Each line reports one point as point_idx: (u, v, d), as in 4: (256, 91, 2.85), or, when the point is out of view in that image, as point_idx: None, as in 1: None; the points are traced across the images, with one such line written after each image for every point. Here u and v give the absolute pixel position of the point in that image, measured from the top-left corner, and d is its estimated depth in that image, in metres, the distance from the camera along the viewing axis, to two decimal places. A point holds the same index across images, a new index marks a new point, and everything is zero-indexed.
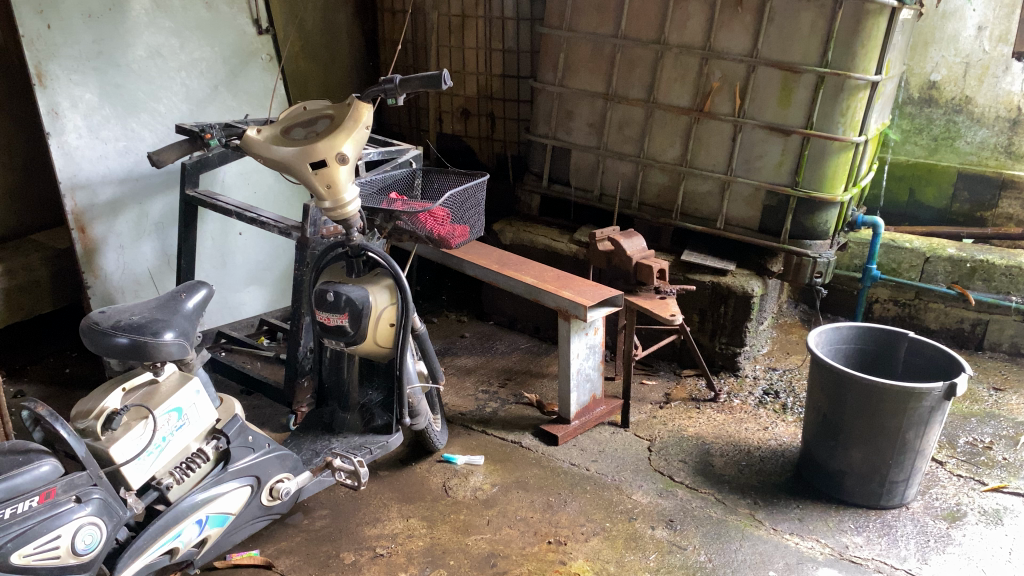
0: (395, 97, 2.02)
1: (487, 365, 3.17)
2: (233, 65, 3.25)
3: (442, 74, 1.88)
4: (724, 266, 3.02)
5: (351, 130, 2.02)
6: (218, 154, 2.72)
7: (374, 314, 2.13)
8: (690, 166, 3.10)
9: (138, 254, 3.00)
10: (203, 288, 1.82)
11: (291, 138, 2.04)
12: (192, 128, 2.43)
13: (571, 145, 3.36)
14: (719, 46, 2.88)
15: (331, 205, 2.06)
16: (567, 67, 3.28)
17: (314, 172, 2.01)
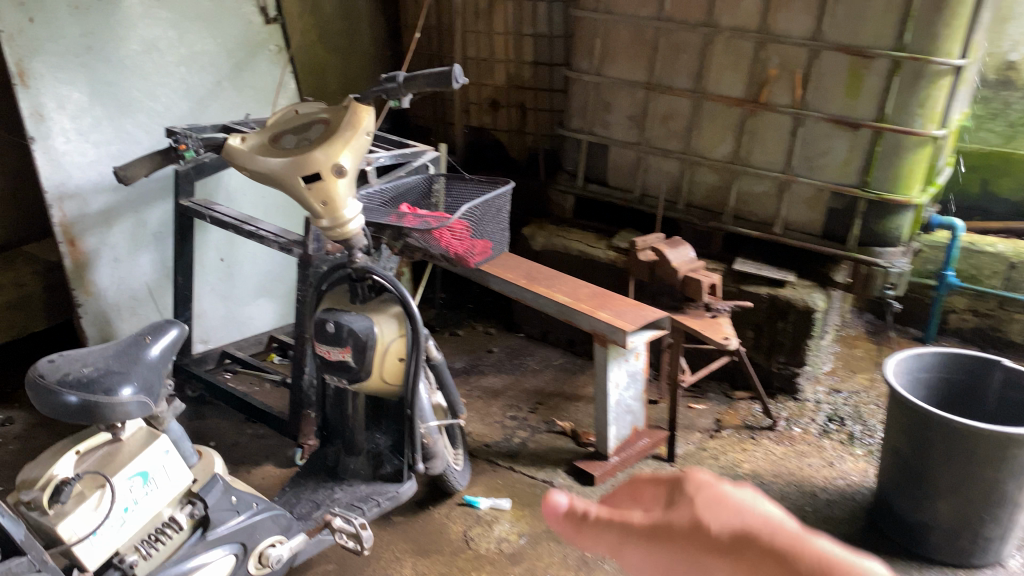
0: (398, 98, 1.72)
1: (516, 385, 2.87)
2: (238, 58, 2.97)
3: (454, 69, 1.59)
4: (782, 277, 2.70)
5: (349, 139, 1.73)
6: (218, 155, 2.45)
7: (380, 347, 1.87)
8: (744, 163, 2.75)
9: (135, 267, 2.72)
10: (172, 329, 1.54)
11: (281, 148, 1.76)
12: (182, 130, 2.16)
13: (609, 141, 3.02)
14: (778, 29, 2.55)
15: (329, 224, 1.79)
16: (604, 55, 2.94)
17: (307, 187, 1.74)
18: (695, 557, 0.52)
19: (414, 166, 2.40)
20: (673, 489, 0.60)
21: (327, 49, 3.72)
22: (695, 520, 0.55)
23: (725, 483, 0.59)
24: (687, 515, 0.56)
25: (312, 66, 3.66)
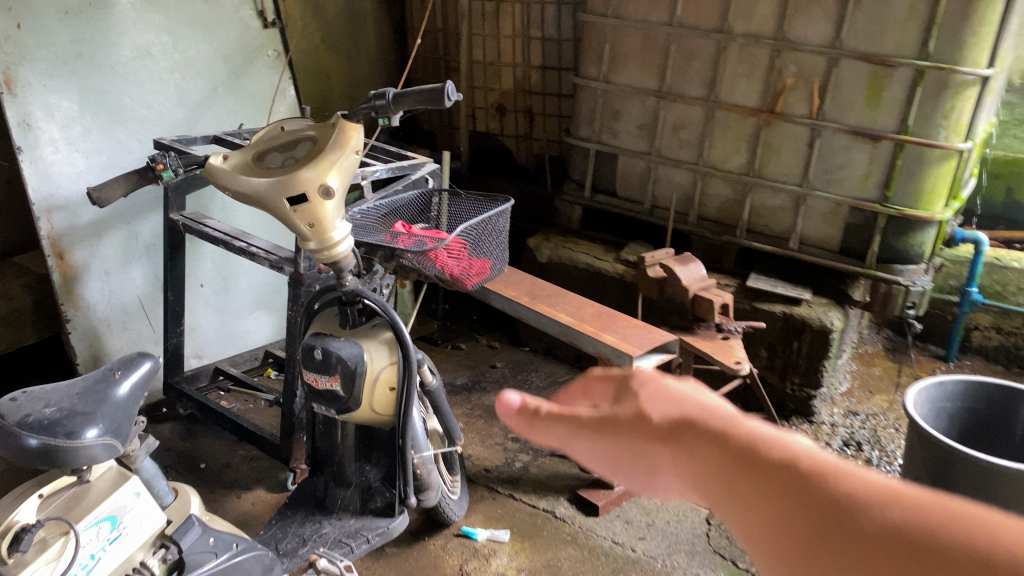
0: (388, 117, 1.62)
1: None
2: (235, 64, 2.88)
3: (447, 87, 1.49)
4: (798, 295, 2.58)
5: (337, 160, 1.64)
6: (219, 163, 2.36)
7: (370, 376, 1.77)
8: (758, 175, 2.64)
9: (127, 280, 2.63)
10: (144, 364, 1.45)
11: (265, 168, 1.66)
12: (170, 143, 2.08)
13: (617, 150, 2.91)
14: (794, 36, 2.44)
15: (316, 246, 1.70)
16: (613, 61, 2.83)
17: (293, 210, 1.65)
18: (634, 441, 0.53)
19: (412, 179, 2.30)
20: (621, 388, 0.60)
21: (330, 52, 3.63)
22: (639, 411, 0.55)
23: (669, 377, 0.58)
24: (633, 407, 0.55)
25: (314, 70, 3.56)
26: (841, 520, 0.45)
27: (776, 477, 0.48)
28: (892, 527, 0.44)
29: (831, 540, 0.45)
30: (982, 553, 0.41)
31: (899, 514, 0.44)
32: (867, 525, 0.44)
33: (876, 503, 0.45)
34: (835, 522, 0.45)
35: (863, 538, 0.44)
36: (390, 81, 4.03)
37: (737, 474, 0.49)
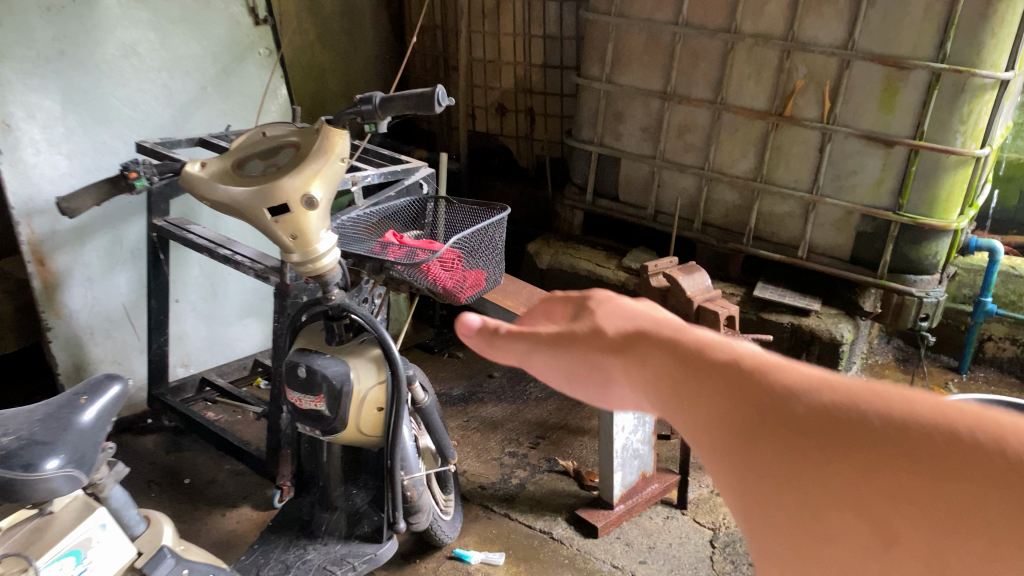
0: (375, 123, 1.52)
1: (517, 417, 2.68)
2: (225, 63, 2.78)
3: (437, 91, 1.40)
4: (806, 305, 2.49)
5: (321, 168, 1.55)
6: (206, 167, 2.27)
7: (356, 396, 1.68)
8: (766, 181, 2.54)
9: (111, 286, 2.54)
10: (110, 387, 1.36)
11: (245, 176, 1.56)
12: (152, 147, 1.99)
13: (620, 154, 2.81)
14: (805, 36, 2.34)
15: (300, 258, 1.61)
16: (616, 61, 2.73)
17: (274, 220, 1.55)
18: (594, 354, 0.52)
19: (405, 184, 2.20)
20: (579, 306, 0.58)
21: (325, 50, 3.53)
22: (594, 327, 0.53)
23: (628, 296, 0.57)
24: (588, 325, 0.54)
25: (309, 68, 3.47)
26: (767, 404, 0.42)
27: (706, 370, 0.45)
28: (815, 405, 0.40)
29: (757, 428, 0.42)
30: (908, 421, 0.37)
31: (825, 392, 0.40)
32: (792, 407, 0.40)
33: (800, 382, 0.42)
34: (761, 410, 0.42)
35: (784, 419, 0.41)
36: (388, 79, 3.93)
37: (677, 374, 0.47)
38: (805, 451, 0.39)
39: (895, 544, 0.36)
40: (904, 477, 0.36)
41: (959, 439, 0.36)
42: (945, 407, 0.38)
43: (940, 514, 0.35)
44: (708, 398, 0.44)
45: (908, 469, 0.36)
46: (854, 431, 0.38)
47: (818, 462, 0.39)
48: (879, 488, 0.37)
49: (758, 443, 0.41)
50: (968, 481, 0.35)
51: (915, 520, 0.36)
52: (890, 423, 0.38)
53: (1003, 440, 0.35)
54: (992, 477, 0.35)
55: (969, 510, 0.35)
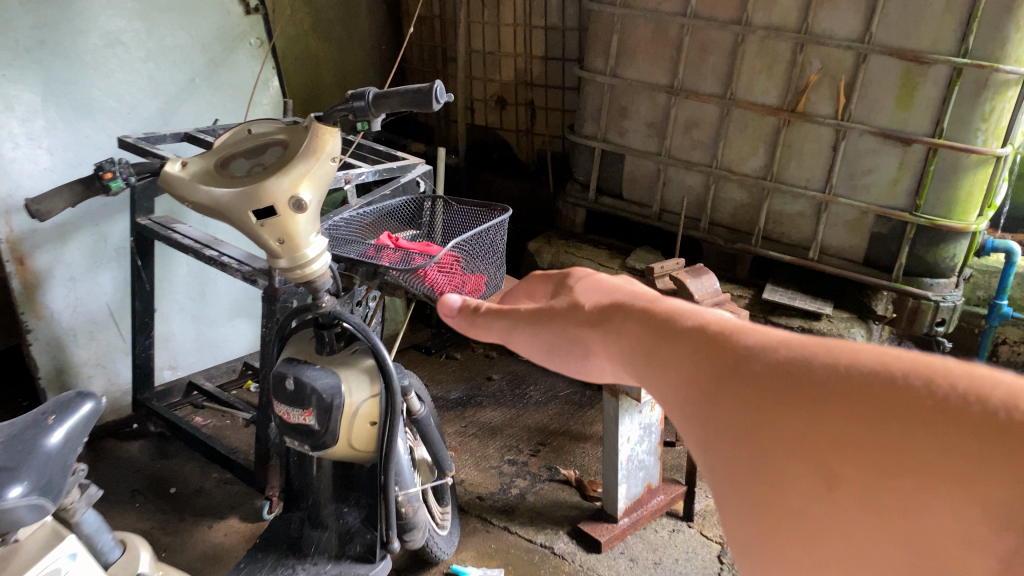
0: (369, 121, 1.42)
1: (517, 422, 2.59)
2: (215, 54, 2.66)
3: (436, 86, 1.30)
4: (818, 309, 2.41)
5: (310, 169, 1.45)
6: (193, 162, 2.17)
7: (348, 410, 1.59)
8: (776, 179, 2.44)
9: (95, 286, 2.42)
10: (81, 406, 1.27)
11: (229, 176, 1.46)
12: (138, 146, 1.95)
13: (625, 150, 2.71)
14: (820, 29, 2.24)
15: (288, 264, 1.51)
16: (621, 54, 2.63)
17: (261, 224, 1.46)
18: (569, 328, 0.79)
19: (401, 183, 2.10)
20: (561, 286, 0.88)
21: (320, 41, 3.43)
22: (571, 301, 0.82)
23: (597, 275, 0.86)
24: (565, 299, 0.83)
25: (303, 59, 3.37)
26: (729, 362, 0.49)
27: (684, 336, 0.54)
28: (771, 358, 0.47)
29: (723, 382, 0.49)
30: (848, 369, 0.44)
31: (778, 348, 0.48)
32: (752, 362, 0.48)
33: (760, 342, 0.49)
34: (725, 366, 0.49)
35: (744, 372, 0.48)
36: (385, 71, 3.83)
37: (652, 342, 0.56)
38: (762, 401, 0.46)
39: (840, 479, 0.42)
40: (845, 418, 0.42)
41: (896, 383, 0.42)
42: (884, 358, 0.44)
43: (875, 449, 0.41)
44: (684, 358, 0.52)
45: (845, 410, 0.43)
46: (799, 377, 0.45)
47: (768, 405, 0.46)
48: (824, 424, 0.43)
49: (723, 394, 0.48)
50: (902, 419, 0.41)
51: (853, 454, 0.42)
52: (835, 372, 0.44)
53: (924, 380, 0.41)
54: (918, 413, 0.41)
55: (897, 441, 0.41)
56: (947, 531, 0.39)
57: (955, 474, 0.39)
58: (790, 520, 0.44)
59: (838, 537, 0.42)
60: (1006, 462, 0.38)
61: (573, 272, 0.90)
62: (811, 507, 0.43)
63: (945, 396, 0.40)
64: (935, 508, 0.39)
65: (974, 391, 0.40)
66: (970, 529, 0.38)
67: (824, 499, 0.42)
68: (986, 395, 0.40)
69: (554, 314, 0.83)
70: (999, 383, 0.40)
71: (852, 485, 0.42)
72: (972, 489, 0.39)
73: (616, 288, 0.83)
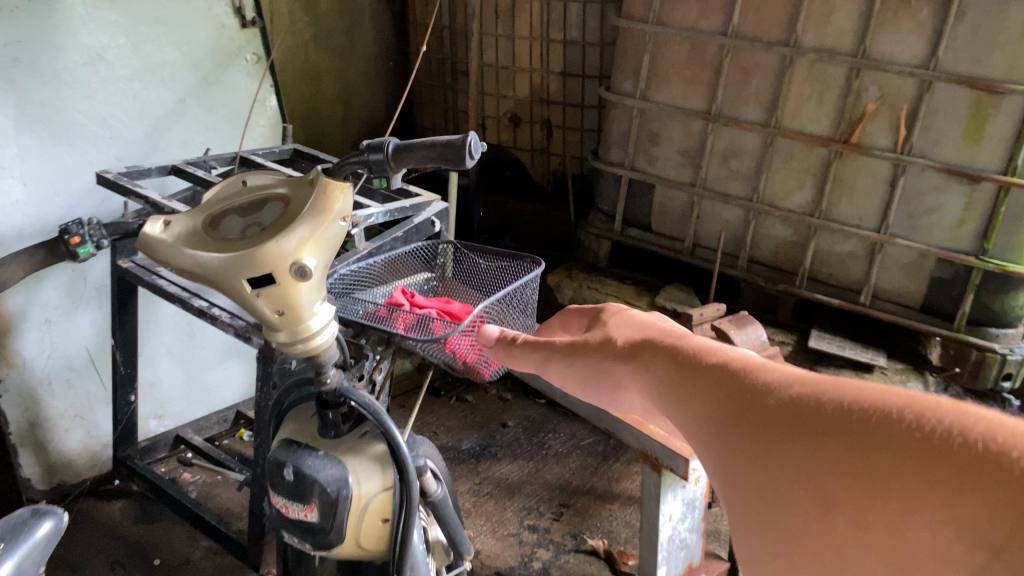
0: (388, 177, 1.19)
1: (536, 478, 2.36)
2: (208, 71, 2.41)
3: (472, 137, 1.09)
4: (872, 360, 2.18)
5: (317, 228, 1.22)
6: (185, 195, 1.94)
7: (356, 506, 1.37)
8: (824, 216, 2.22)
9: (74, 328, 2.14)
10: (41, 523, 1.06)
11: (221, 238, 1.24)
12: (118, 184, 1.74)
13: (655, 179, 2.48)
14: (879, 53, 2.02)
15: (287, 338, 1.28)
16: (652, 75, 2.41)
17: (257, 293, 1.23)
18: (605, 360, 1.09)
19: (414, 224, 1.88)
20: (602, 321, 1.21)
21: (321, 52, 3.20)
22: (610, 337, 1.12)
23: (631, 314, 1.19)
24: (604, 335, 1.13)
25: (303, 73, 3.16)
26: (762, 406, 0.63)
27: (731, 383, 0.69)
28: (794, 400, 0.61)
29: (758, 421, 0.63)
30: (852, 409, 0.57)
31: (803, 395, 0.61)
32: (771, 401, 0.63)
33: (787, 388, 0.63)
34: (756, 406, 0.64)
35: (768, 411, 0.62)
36: (390, 83, 3.60)
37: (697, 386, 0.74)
38: (778, 430, 0.60)
39: (836, 502, 0.53)
40: (850, 449, 0.54)
41: (892, 419, 0.54)
42: (884, 402, 0.56)
43: (870, 475, 0.52)
44: (726, 400, 0.68)
45: (849, 441, 0.55)
46: (812, 412, 0.59)
47: (787, 437, 0.59)
48: (831, 456, 0.55)
49: (756, 430, 0.62)
50: (891, 452, 0.52)
51: (849, 478, 0.53)
52: (845, 414, 0.56)
53: (914, 418, 0.52)
54: (905, 447, 0.51)
55: (890, 471, 0.51)
56: (922, 544, 0.48)
57: (932, 495, 0.49)
58: (799, 532, 0.56)
59: (834, 548, 0.53)
60: (970, 484, 0.48)
61: (605, 308, 1.26)
62: (816, 521, 0.54)
63: (928, 429, 0.51)
64: (913, 524, 0.49)
65: (956, 425, 0.51)
66: (944, 541, 0.47)
67: (824, 517, 0.54)
68: (965, 429, 0.50)
69: (593, 351, 1.12)
70: (976, 424, 0.50)
71: (847, 505, 0.53)
72: (945, 508, 0.48)
73: (649, 332, 1.08)
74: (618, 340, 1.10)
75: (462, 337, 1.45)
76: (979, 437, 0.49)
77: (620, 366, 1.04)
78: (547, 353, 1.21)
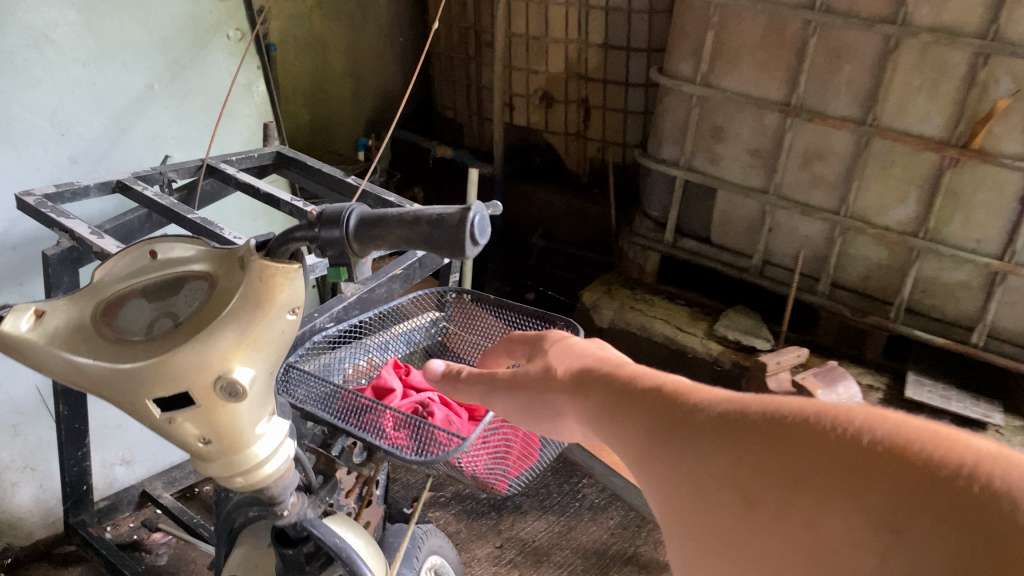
0: (356, 269, 0.79)
1: (570, 540, 1.99)
2: (181, 51, 2.01)
3: (477, 210, 0.70)
4: (987, 418, 1.74)
5: (252, 330, 0.82)
6: (139, 214, 1.56)
7: None
8: (931, 238, 1.78)
9: (18, 367, 1.77)
10: None
11: (119, 338, 0.85)
12: (45, 214, 1.36)
13: (717, 183, 2.06)
14: (1017, 34, 1.55)
15: (222, 470, 0.91)
16: (717, 56, 1.96)
17: (170, 419, 0.85)
18: (543, 388, 0.79)
19: (419, 257, 1.41)
20: (539, 342, 0.90)
21: (327, 20, 2.78)
22: (546, 366, 0.81)
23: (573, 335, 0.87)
24: (541, 363, 0.83)
25: (305, 46, 2.74)
26: (672, 411, 0.53)
27: (646, 393, 0.58)
28: (712, 406, 0.51)
29: (671, 429, 0.52)
30: (772, 409, 0.47)
31: (717, 398, 0.52)
32: (684, 407, 0.53)
33: (703, 395, 0.53)
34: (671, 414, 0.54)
35: (680, 418, 0.52)
36: (405, 53, 3.18)
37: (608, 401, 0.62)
38: (690, 435, 0.50)
39: (757, 503, 0.44)
40: (770, 447, 0.44)
41: (807, 416, 0.44)
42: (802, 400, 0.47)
43: (782, 479, 0.43)
44: (639, 413, 0.57)
45: (767, 435, 0.45)
46: (728, 412, 0.49)
47: (703, 439, 0.49)
48: (744, 458, 0.45)
49: (667, 434, 0.52)
50: (818, 448, 0.42)
51: (767, 471, 0.44)
52: (758, 415, 0.47)
53: (826, 415, 0.43)
54: (827, 444, 0.42)
55: (804, 475, 0.42)
56: (839, 541, 0.39)
57: (848, 489, 0.39)
58: (711, 541, 0.46)
59: (753, 550, 0.43)
60: (892, 479, 0.38)
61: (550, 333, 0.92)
62: (730, 529, 0.45)
63: (851, 429, 0.42)
64: (829, 521, 0.40)
65: (872, 423, 0.42)
66: (863, 538, 0.38)
67: (740, 521, 0.44)
68: (877, 428, 0.41)
69: (529, 382, 0.81)
70: (889, 423, 0.42)
71: (764, 503, 0.43)
72: (862, 500, 0.39)
73: (589, 353, 0.80)
74: (557, 366, 0.80)
75: (473, 455, 1.06)
76: (890, 433, 0.40)
77: (558, 393, 0.76)
78: (487, 385, 0.86)
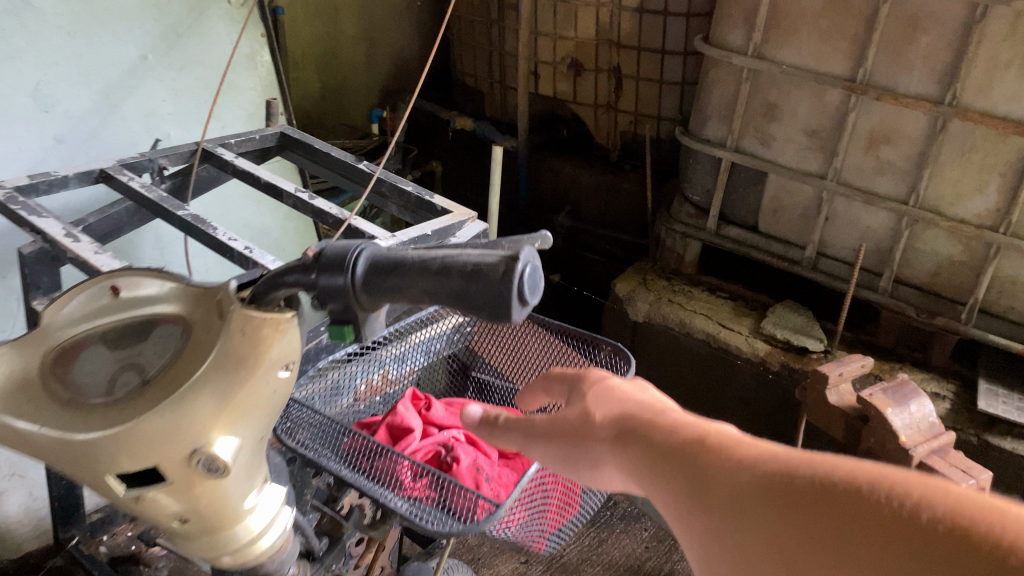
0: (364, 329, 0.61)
1: (603, 554, 1.84)
2: (178, 19, 1.82)
3: (526, 259, 0.52)
4: None
5: (236, 390, 0.66)
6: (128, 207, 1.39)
7: None
8: (1014, 233, 1.57)
9: None
10: None
11: (74, 400, 0.67)
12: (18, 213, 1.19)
13: (768, 166, 1.86)
14: None
15: (203, 549, 0.74)
16: (772, 25, 1.76)
17: (136, 496, 0.69)
18: (586, 441, 0.63)
19: None
20: (575, 382, 0.70)
21: None
22: (585, 412, 0.65)
23: (615, 375, 0.68)
24: (578, 409, 0.66)
25: (315, 9, 2.54)
26: (713, 473, 0.52)
27: (677, 446, 0.56)
28: (755, 472, 0.49)
29: (711, 495, 0.51)
30: (822, 478, 0.46)
31: (760, 459, 0.50)
32: (724, 472, 0.51)
33: (745, 456, 0.51)
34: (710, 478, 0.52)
35: (720, 485, 0.51)
36: (424, 16, 2.97)
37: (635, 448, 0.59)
38: (735, 505, 0.49)
39: None
40: (824, 524, 0.43)
41: (860, 488, 0.43)
42: (853, 466, 0.45)
43: (832, 556, 0.42)
44: (672, 470, 0.55)
45: (819, 511, 0.44)
46: (775, 482, 0.47)
47: (749, 510, 0.48)
48: (795, 529, 0.45)
49: (710, 503, 0.51)
50: (875, 529, 0.41)
51: (819, 551, 0.43)
52: (806, 481, 0.46)
53: (882, 490, 0.42)
54: (883, 523, 0.41)
55: (854, 555, 0.41)
56: None
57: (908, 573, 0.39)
58: None
59: None
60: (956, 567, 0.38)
61: (592, 369, 0.71)
62: None
63: (908, 506, 0.41)
64: None
65: (929, 497, 0.41)
66: None
67: None
68: (936, 504, 0.41)
69: (572, 435, 0.64)
70: (949, 496, 0.41)
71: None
72: None
73: (641, 402, 0.63)
74: (602, 418, 0.63)
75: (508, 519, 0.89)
76: (950, 512, 0.40)
77: (603, 447, 0.62)
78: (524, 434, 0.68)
